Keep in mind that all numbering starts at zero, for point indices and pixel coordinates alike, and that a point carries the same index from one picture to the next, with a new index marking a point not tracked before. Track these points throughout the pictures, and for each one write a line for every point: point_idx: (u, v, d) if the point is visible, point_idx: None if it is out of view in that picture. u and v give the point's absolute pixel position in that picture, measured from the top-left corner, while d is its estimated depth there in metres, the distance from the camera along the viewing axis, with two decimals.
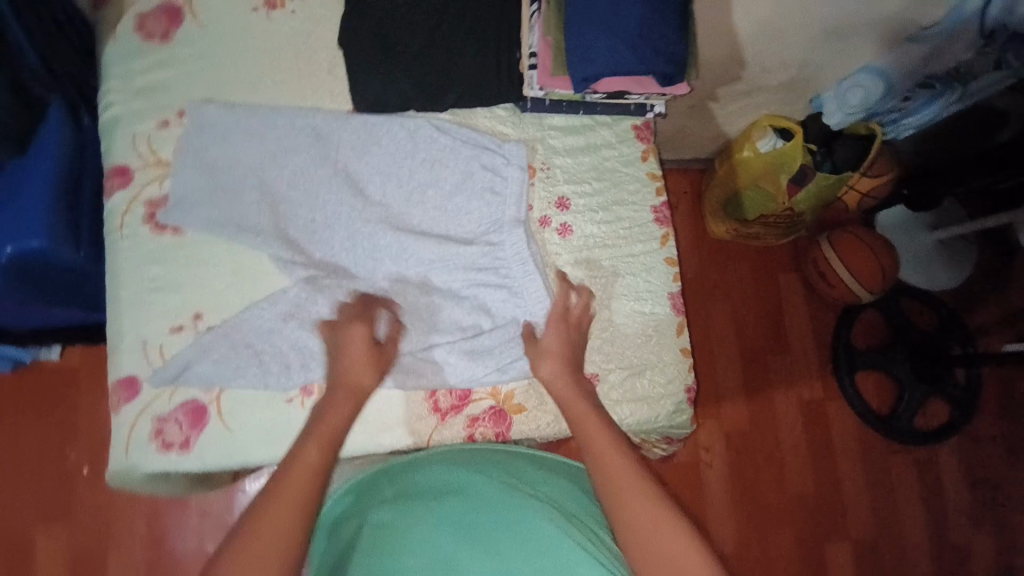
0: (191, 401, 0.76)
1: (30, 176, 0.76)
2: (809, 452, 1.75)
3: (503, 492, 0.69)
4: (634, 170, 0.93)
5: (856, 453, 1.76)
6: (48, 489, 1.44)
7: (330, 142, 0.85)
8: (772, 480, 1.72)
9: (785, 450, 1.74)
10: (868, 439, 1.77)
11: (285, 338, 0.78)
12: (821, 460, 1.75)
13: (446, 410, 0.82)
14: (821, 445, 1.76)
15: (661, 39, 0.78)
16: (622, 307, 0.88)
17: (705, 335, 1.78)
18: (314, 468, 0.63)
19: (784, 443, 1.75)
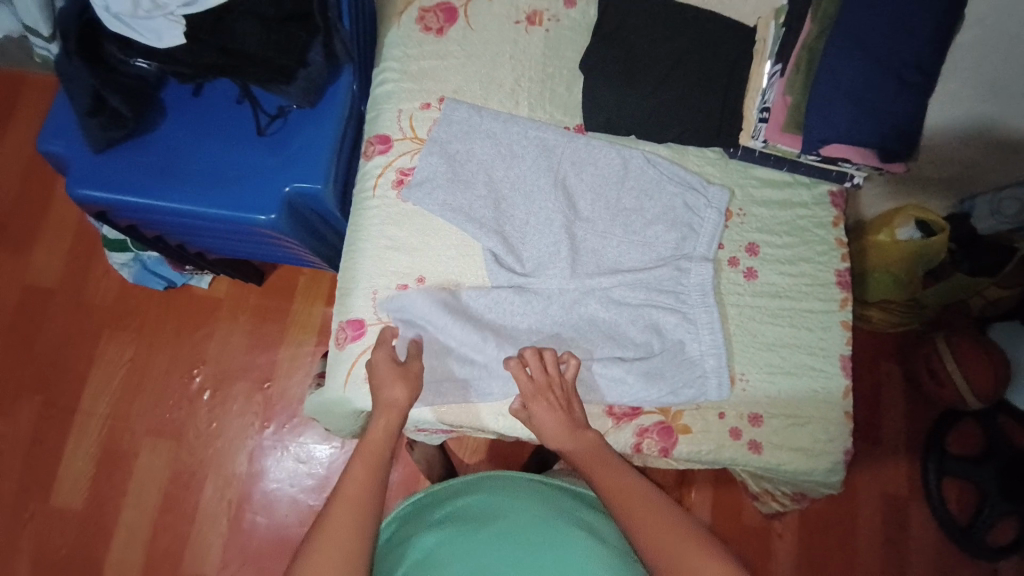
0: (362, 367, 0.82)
1: (314, 125, 0.87)
2: (883, 550, 1.71)
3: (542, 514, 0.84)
4: (824, 232, 0.97)
5: (932, 558, 1.71)
6: (168, 404, 1.55)
7: (553, 155, 0.92)
8: (843, 568, 1.69)
9: (860, 540, 1.71)
10: (947, 550, 1.71)
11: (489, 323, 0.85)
12: (895, 560, 1.70)
13: (622, 415, 0.86)
14: (898, 546, 1.71)
15: (899, 121, 0.83)
16: (796, 358, 0.91)
17: None
18: (369, 455, 0.66)
19: (860, 533, 1.71)
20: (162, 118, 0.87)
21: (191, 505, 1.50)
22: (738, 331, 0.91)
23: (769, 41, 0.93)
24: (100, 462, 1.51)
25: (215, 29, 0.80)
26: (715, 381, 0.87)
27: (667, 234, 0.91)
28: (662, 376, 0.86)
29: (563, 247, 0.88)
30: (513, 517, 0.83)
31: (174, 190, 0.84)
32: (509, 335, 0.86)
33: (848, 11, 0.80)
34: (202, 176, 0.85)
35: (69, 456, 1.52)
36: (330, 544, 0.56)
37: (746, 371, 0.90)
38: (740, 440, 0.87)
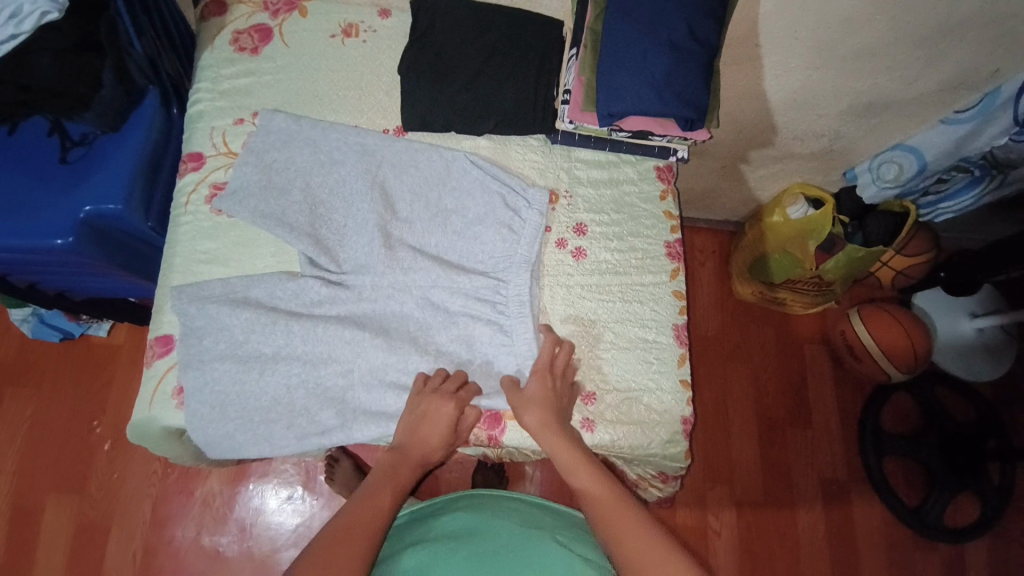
0: (177, 384, 0.81)
1: (117, 149, 0.88)
2: (828, 538, 1.64)
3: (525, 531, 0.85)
4: (652, 206, 0.98)
5: (883, 543, 1.64)
6: (69, 458, 1.51)
7: (374, 158, 0.92)
8: (787, 561, 1.62)
9: (801, 529, 1.65)
10: (894, 532, 1.66)
11: (293, 338, 0.83)
12: (840, 547, 1.64)
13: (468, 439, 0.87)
14: (842, 532, 1.65)
15: (685, 88, 0.85)
16: (627, 331, 0.90)
17: (722, 398, 1.74)
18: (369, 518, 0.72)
19: (801, 522, 1.65)
20: None
21: (96, 562, 1.46)
22: (562, 310, 0.91)
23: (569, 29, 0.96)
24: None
25: (16, 70, 0.77)
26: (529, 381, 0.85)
27: (486, 232, 0.92)
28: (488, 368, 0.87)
29: (380, 246, 0.88)
30: (499, 530, 0.84)
31: None
32: (312, 347, 0.84)
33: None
34: (2, 206, 0.84)
35: None
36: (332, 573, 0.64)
37: (577, 350, 0.89)
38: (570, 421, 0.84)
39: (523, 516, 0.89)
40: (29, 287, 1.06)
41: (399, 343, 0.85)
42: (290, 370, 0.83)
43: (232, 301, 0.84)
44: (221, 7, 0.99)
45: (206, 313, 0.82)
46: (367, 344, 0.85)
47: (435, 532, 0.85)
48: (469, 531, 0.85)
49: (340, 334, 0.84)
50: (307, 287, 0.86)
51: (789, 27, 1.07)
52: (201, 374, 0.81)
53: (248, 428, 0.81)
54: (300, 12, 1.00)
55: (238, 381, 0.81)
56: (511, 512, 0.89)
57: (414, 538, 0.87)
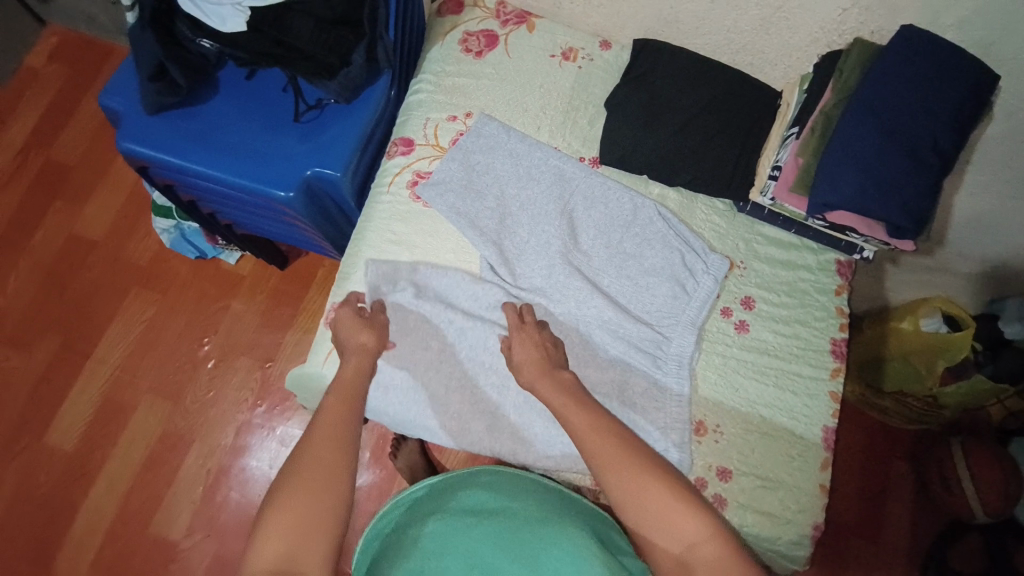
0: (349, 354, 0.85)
1: (344, 120, 0.94)
2: None
3: (545, 521, 0.78)
4: (826, 299, 0.96)
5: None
6: (173, 365, 1.62)
7: (569, 186, 0.95)
8: None
9: None
10: None
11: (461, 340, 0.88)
12: None
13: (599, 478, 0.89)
14: None
15: (910, 197, 0.83)
16: (775, 419, 0.89)
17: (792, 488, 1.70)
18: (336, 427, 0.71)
19: None
20: (213, 93, 0.95)
21: (173, 468, 1.55)
22: (714, 378, 0.90)
23: (790, 106, 0.95)
24: (99, 408, 1.59)
25: (275, 24, 0.88)
26: (675, 453, 0.84)
27: (659, 284, 0.92)
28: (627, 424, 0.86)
29: (556, 273, 0.90)
30: (510, 510, 0.81)
31: (211, 158, 0.91)
32: (479, 353, 0.88)
33: (869, 83, 0.82)
34: (235, 147, 0.92)
35: (74, 397, 1.59)
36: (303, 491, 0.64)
37: (720, 423, 0.88)
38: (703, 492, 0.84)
39: (543, 499, 0.83)
40: (210, 215, 1.14)
41: None
42: (454, 364, 0.88)
43: (416, 287, 0.89)
44: (458, 7, 1.04)
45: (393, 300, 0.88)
46: None
47: (449, 505, 0.83)
48: (488, 511, 0.81)
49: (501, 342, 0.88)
50: (484, 292, 0.89)
51: (1007, 155, 1.03)
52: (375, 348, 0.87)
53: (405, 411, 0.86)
54: (527, 27, 1.03)
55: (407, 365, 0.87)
56: (534, 496, 0.84)
57: (430, 507, 0.84)
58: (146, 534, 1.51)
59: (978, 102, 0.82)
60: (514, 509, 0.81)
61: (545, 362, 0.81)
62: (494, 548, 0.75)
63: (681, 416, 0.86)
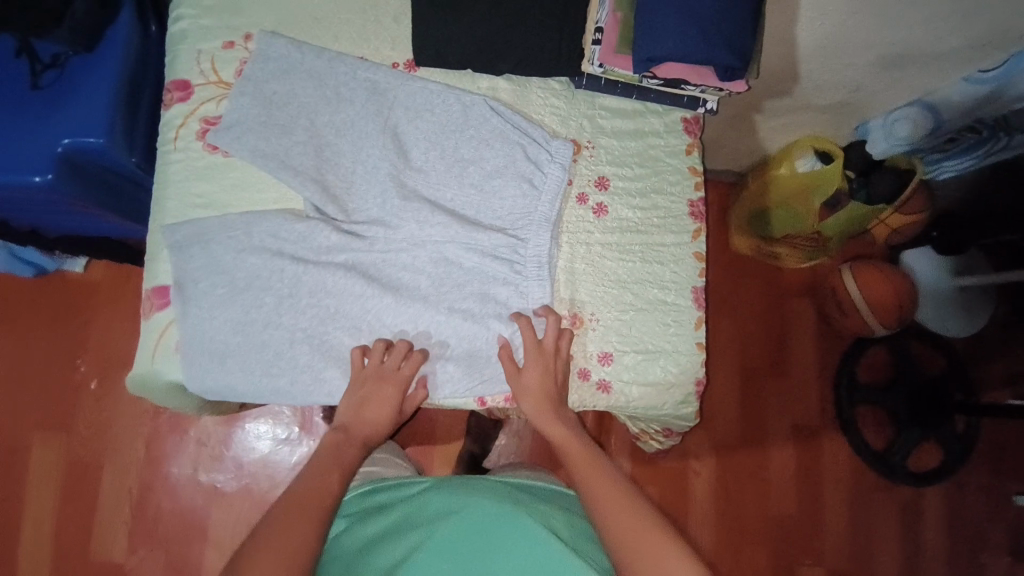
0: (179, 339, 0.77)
1: (92, 74, 0.78)
2: (797, 475, 1.76)
3: (506, 516, 0.79)
4: (677, 161, 0.93)
5: (864, 495, 1.77)
6: (54, 396, 1.47)
7: (386, 98, 0.84)
8: (757, 496, 1.74)
9: (773, 469, 1.75)
10: (859, 473, 1.78)
11: (300, 292, 0.80)
12: (809, 485, 1.76)
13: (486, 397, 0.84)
14: (811, 472, 1.77)
15: (730, 33, 0.79)
16: (645, 293, 0.88)
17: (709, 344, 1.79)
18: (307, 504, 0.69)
19: (773, 461, 1.76)
20: None
21: (93, 496, 1.45)
22: (580, 265, 0.88)
23: None
24: None
25: None
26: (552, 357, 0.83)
27: (506, 188, 0.86)
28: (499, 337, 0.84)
29: (395, 200, 0.82)
30: (471, 509, 0.80)
31: None
32: (332, 302, 0.81)
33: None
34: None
35: None
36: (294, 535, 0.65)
37: (596, 311, 0.87)
38: (589, 381, 0.85)
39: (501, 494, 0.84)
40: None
41: (410, 300, 0.82)
42: (305, 322, 0.80)
43: (239, 249, 0.79)
44: None
45: (206, 267, 0.78)
46: (377, 301, 0.81)
47: (404, 518, 0.81)
48: (444, 514, 0.80)
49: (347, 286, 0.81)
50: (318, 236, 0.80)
51: None
52: (196, 317, 0.77)
53: (247, 382, 0.78)
54: None
55: (234, 330, 0.78)
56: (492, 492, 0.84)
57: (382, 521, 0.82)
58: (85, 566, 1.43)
59: None
60: (472, 507, 0.80)
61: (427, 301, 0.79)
62: (454, 561, 0.74)
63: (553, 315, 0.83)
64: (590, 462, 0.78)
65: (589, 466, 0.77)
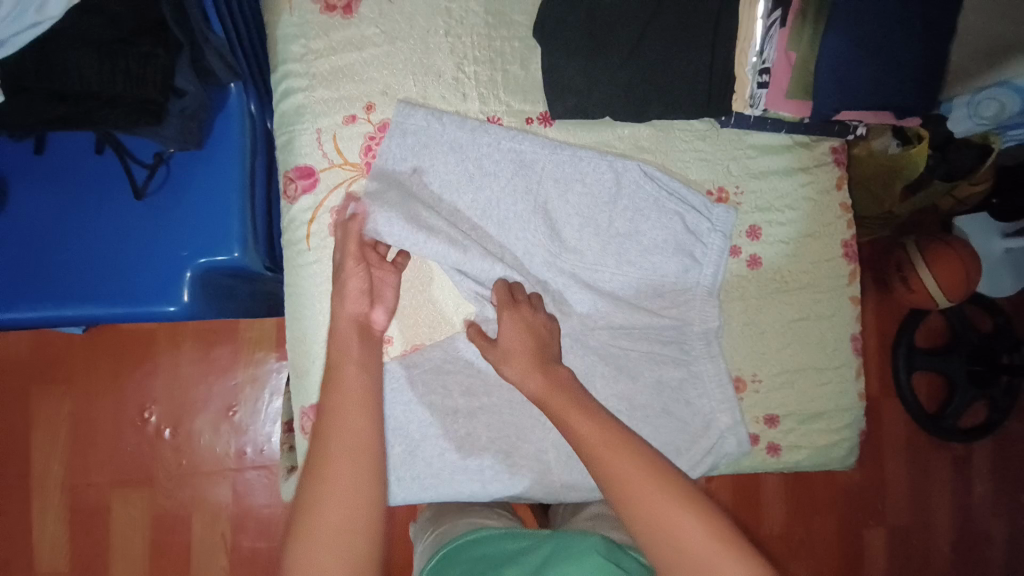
0: None
1: (208, 174, 0.69)
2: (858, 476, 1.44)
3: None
4: (828, 198, 0.86)
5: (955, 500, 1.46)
6: (129, 452, 1.30)
7: (532, 173, 0.76)
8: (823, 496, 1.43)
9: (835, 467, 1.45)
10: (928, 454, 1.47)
11: (475, 394, 0.74)
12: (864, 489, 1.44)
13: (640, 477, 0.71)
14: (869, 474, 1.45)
15: (910, 72, 0.73)
16: (806, 349, 0.84)
17: None
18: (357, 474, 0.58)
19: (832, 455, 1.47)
20: (24, 191, 0.70)
21: (185, 545, 1.29)
22: (741, 330, 0.83)
23: None
24: (61, 530, 1.28)
25: (47, 73, 0.57)
26: (733, 439, 0.80)
27: (665, 261, 0.80)
28: (669, 413, 0.79)
29: (553, 285, 0.77)
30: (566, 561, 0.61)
31: (63, 288, 0.68)
32: (500, 399, 0.74)
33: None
34: (89, 262, 0.68)
35: (20, 531, 1.27)
36: (325, 509, 0.55)
37: (758, 371, 0.83)
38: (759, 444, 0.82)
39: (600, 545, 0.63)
40: None
41: None
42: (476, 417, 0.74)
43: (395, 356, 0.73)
44: None
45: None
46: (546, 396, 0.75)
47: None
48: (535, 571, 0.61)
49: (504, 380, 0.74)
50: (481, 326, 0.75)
51: None
52: None
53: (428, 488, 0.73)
54: None
55: (405, 447, 0.73)
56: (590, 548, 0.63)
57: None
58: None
59: None
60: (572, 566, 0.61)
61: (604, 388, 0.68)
62: None
63: (723, 384, 0.80)
64: (616, 447, 0.60)
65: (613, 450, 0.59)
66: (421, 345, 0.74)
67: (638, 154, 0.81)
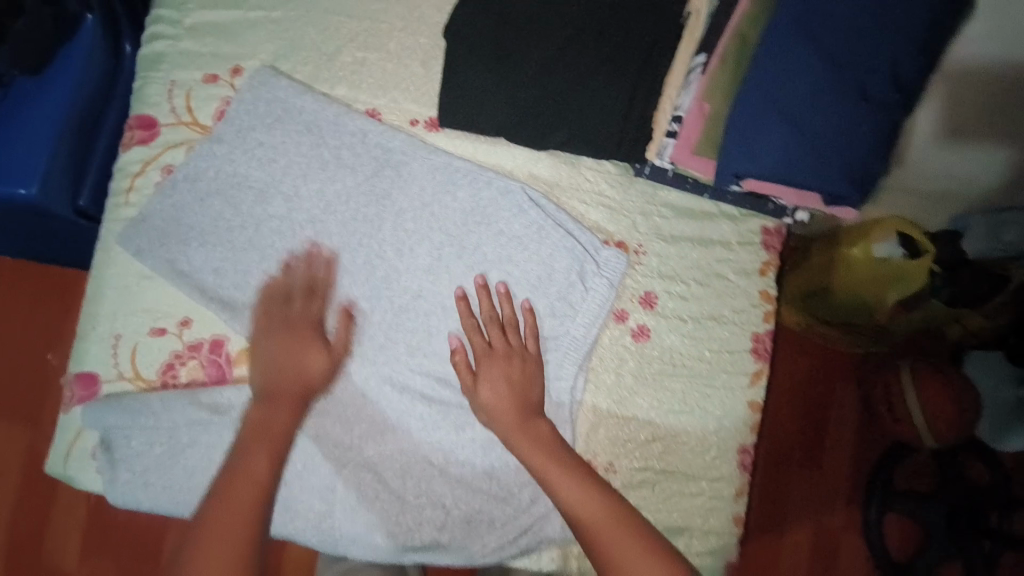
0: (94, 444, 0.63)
1: (32, 105, 0.64)
2: None
3: None
4: (746, 283, 0.74)
5: None
6: (12, 393, 1.09)
7: (399, 173, 0.68)
8: None
9: None
10: None
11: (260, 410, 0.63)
12: None
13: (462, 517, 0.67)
14: None
15: (852, 155, 0.61)
16: (680, 445, 0.71)
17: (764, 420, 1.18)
18: (258, 480, 0.59)
19: None
20: None
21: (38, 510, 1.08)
22: (608, 407, 0.71)
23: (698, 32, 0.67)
24: None
25: None
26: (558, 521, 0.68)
27: (538, 307, 0.70)
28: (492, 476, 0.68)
29: (385, 307, 0.67)
30: None
31: None
32: None
33: None
34: None
35: None
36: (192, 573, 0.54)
37: (615, 461, 0.70)
38: None
39: None
40: None
41: (387, 421, 0.67)
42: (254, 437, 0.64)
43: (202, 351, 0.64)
44: None
45: (147, 380, 0.63)
46: (353, 424, 0.67)
47: None
48: None
49: None
50: None
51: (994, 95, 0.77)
52: (124, 434, 0.62)
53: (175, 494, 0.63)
54: None
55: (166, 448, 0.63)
56: None
57: None
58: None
59: (921, 21, 0.60)
60: None
61: (518, 406, 0.65)
62: None
63: None
64: (613, 524, 0.61)
65: (612, 530, 0.60)
66: (222, 340, 0.65)
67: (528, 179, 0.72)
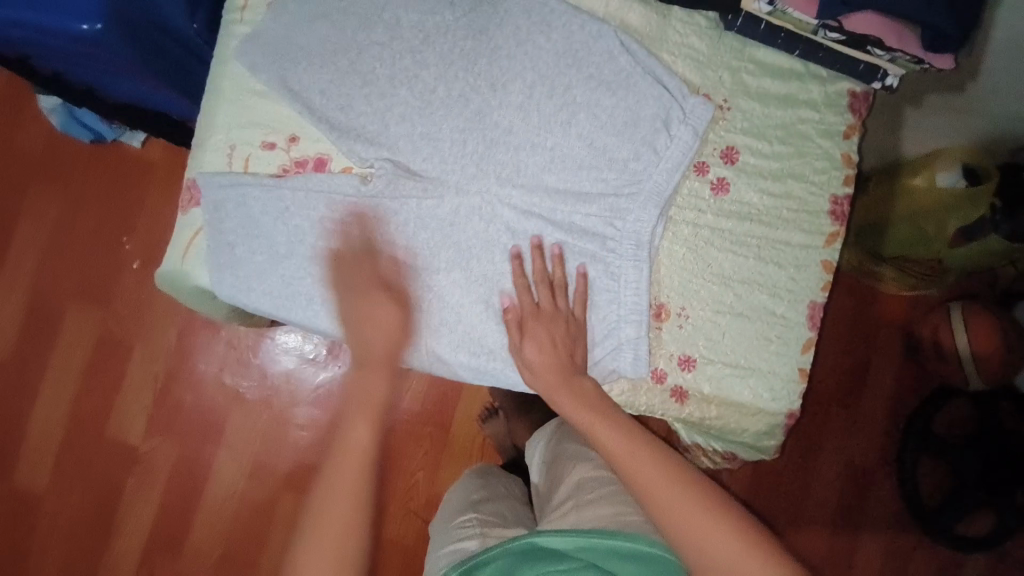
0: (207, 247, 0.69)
1: None
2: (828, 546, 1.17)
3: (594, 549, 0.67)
4: (830, 145, 0.75)
5: None
6: (96, 268, 1.17)
7: (496, 12, 0.71)
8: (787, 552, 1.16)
9: (805, 537, 1.16)
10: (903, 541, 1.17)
11: (355, 226, 0.69)
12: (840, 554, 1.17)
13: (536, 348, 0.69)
14: (839, 550, 1.17)
15: None
16: (752, 297, 0.73)
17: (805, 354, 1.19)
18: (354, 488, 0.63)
19: (809, 519, 1.17)
20: None
21: (115, 380, 1.17)
22: (682, 255, 0.73)
23: None
24: (10, 334, 1.17)
25: None
26: (630, 354, 0.72)
27: (622, 151, 0.72)
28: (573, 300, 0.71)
29: (474, 141, 0.70)
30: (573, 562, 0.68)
31: None
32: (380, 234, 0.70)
33: None
34: None
35: None
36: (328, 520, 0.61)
37: (687, 306, 0.73)
38: (690, 370, 0.73)
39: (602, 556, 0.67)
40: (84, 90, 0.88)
41: (474, 248, 0.71)
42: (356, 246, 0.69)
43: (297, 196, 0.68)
44: None
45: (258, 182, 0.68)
46: (442, 249, 0.70)
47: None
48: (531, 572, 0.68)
49: (394, 223, 0.70)
50: (408, 148, 0.70)
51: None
52: (237, 234, 0.68)
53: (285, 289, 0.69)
54: None
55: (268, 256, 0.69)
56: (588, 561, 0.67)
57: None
58: (93, 465, 1.16)
59: None
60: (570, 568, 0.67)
61: (563, 366, 0.69)
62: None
63: (638, 295, 0.71)
64: (641, 458, 0.64)
65: (641, 464, 0.63)
66: (327, 159, 0.70)
67: (619, 25, 0.73)
